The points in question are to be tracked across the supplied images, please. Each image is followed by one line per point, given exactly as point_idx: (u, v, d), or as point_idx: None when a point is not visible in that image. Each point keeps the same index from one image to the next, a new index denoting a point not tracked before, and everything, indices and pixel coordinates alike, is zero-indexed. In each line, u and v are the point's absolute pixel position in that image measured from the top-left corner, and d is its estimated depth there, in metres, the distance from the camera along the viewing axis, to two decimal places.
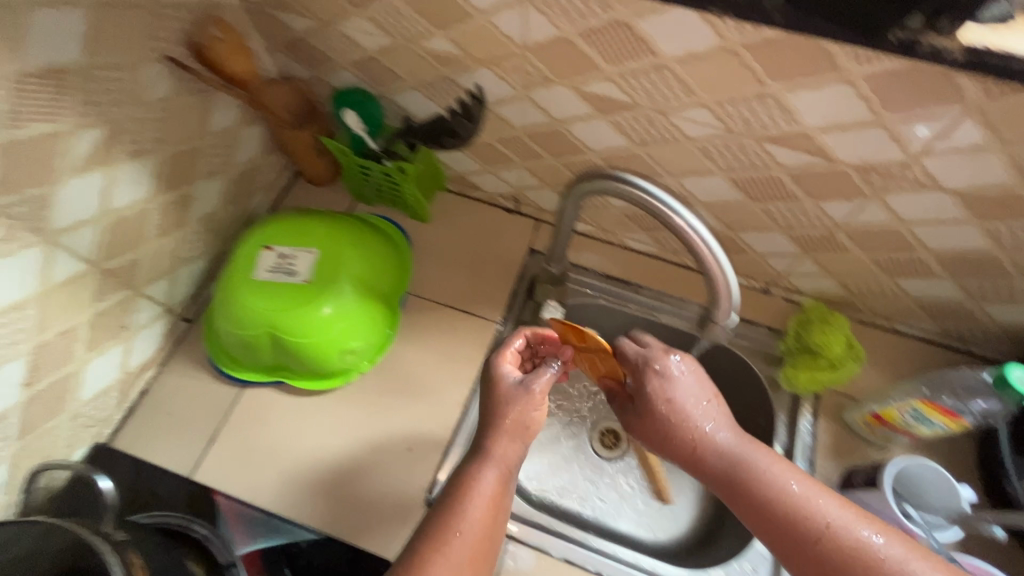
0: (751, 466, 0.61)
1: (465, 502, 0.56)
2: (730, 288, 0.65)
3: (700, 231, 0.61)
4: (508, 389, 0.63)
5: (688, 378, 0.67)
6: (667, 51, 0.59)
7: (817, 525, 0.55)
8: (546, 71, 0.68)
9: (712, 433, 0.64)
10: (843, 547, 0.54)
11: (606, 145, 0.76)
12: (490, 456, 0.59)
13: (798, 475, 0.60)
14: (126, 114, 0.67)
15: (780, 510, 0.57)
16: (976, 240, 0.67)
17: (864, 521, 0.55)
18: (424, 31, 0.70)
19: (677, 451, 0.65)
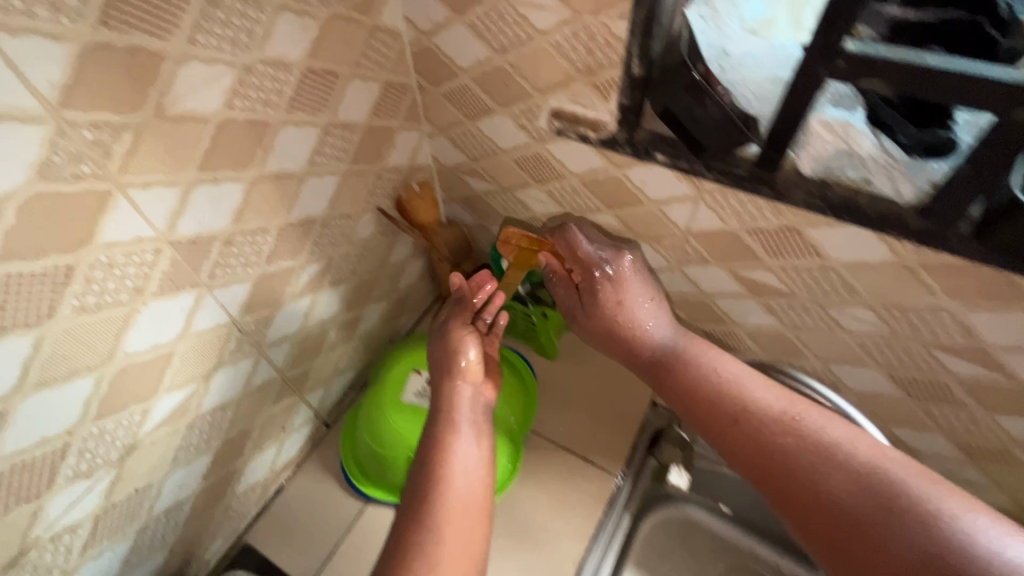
0: (679, 359, 0.72)
1: (444, 454, 0.66)
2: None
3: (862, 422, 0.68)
4: (450, 344, 0.78)
5: (632, 272, 0.77)
6: (836, 257, 0.63)
7: (749, 409, 0.63)
8: (704, 253, 0.74)
9: (653, 332, 0.76)
10: (773, 422, 0.60)
11: (754, 322, 0.79)
12: (449, 416, 0.71)
13: (734, 365, 0.68)
14: (338, 252, 0.80)
15: (717, 394, 0.66)
16: None
17: (796, 408, 0.61)
18: (594, 206, 0.80)
19: (626, 352, 0.78)
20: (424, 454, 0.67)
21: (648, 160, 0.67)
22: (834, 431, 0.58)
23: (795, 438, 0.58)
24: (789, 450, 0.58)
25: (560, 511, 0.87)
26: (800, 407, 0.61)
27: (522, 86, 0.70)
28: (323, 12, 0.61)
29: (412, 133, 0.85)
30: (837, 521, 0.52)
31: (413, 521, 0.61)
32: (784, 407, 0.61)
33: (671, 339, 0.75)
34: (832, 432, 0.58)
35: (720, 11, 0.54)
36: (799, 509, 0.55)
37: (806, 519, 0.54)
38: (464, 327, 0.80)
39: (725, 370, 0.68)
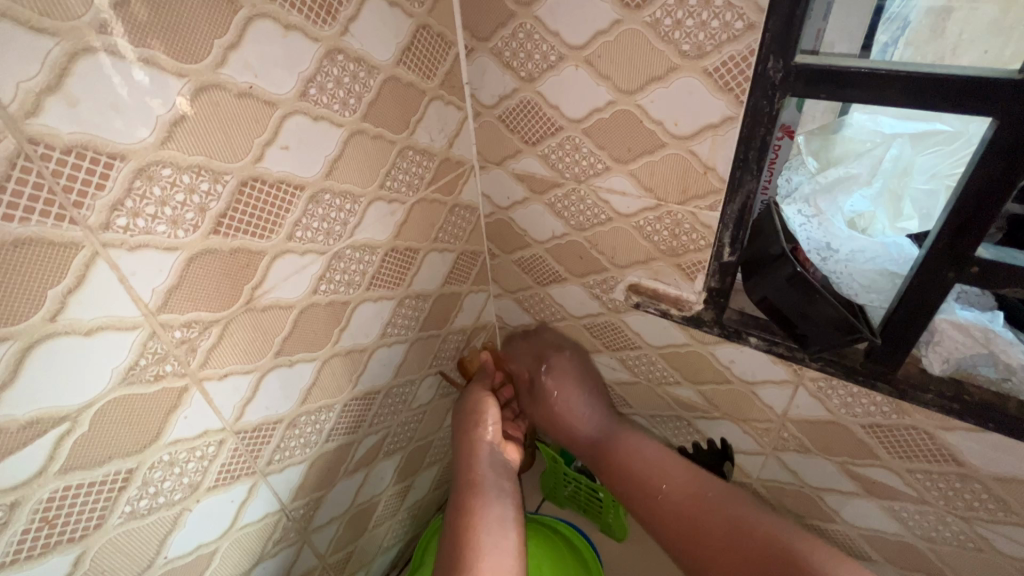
0: (614, 447, 0.75)
1: (480, 537, 0.63)
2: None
3: None
4: (465, 418, 0.75)
5: (569, 364, 0.80)
6: (979, 468, 0.54)
7: (672, 491, 0.68)
8: (805, 442, 0.66)
9: (587, 421, 0.79)
10: (685, 506, 0.66)
11: (872, 526, 0.67)
12: (470, 488, 0.69)
13: (642, 441, 0.74)
14: (398, 419, 0.75)
15: (634, 474, 0.71)
16: None
17: (700, 482, 0.67)
18: (672, 378, 0.74)
19: (568, 435, 0.81)
20: (456, 526, 0.65)
21: (738, 341, 0.62)
22: (739, 506, 0.63)
23: (712, 516, 0.64)
24: (718, 520, 0.63)
25: None
26: (711, 489, 0.66)
27: (598, 260, 0.70)
28: (411, 197, 0.64)
29: (479, 294, 0.84)
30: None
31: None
32: (694, 486, 0.67)
33: (606, 421, 0.78)
34: (735, 504, 0.64)
35: (824, 209, 0.52)
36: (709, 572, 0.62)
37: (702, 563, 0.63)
38: (485, 393, 0.76)
39: (650, 453, 0.72)
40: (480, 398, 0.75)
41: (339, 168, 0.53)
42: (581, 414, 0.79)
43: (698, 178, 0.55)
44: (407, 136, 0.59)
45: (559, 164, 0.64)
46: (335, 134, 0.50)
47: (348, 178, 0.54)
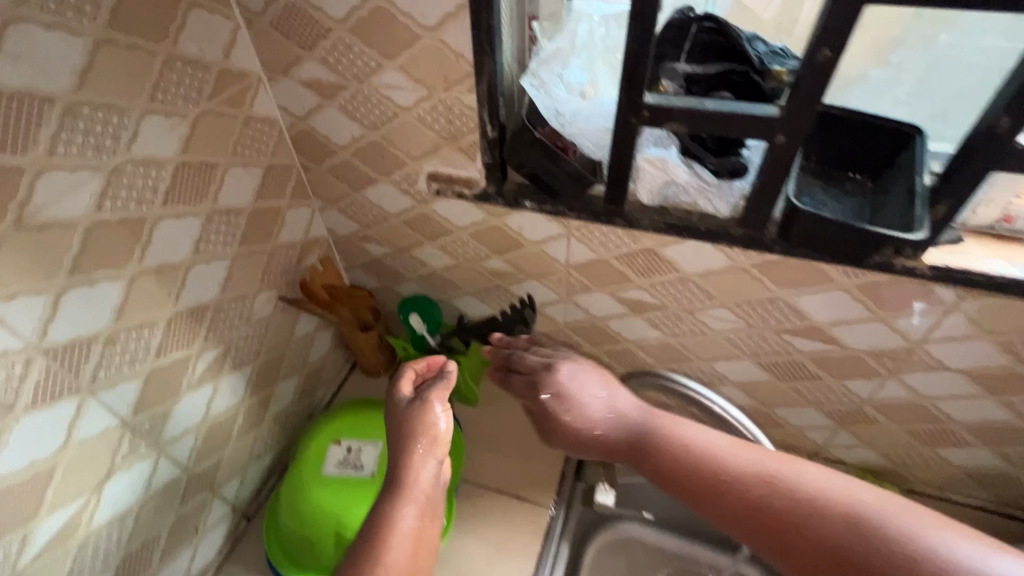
0: (657, 444, 0.65)
1: (392, 531, 0.63)
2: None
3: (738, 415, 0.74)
4: (413, 414, 0.71)
5: (572, 374, 0.76)
6: (688, 268, 0.74)
7: (735, 471, 0.58)
8: (586, 282, 0.83)
9: (611, 425, 0.70)
10: (760, 487, 0.56)
11: (642, 337, 0.88)
12: (409, 489, 0.66)
13: (705, 430, 0.65)
14: (238, 333, 0.79)
15: (695, 460, 0.61)
16: (997, 411, 0.73)
17: (766, 462, 0.58)
18: (484, 253, 0.86)
19: (598, 442, 0.71)
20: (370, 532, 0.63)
21: (519, 206, 0.75)
22: (816, 484, 0.54)
23: (780, 497, 0.55)
24: (778, 516, 0.54)
25: (497, 554, 0.89)
26: (775, 461, 0.58)
27: (397, 156, 0.77)
28: (194, 110, 0.65)
29: (302, 209, 0.88)
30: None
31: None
32: (763, 473, 0.57)
33: (637, 428, 0.68)
34: (817, 484, 0.55)
35: (545, 80, 0.65)
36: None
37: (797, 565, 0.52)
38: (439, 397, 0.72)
39: (703, 435, 0.63)
40: (429, 401, 0.72)
41: (93, 79, 0.53)
42: (607, 425, 0.71)
43: (453, 65, 0.64)
44: (170, 46, 0.59)
45: (338, 67, 0.69)
46: (76, 43, 0.50)
47: (107, 89, 0.54)
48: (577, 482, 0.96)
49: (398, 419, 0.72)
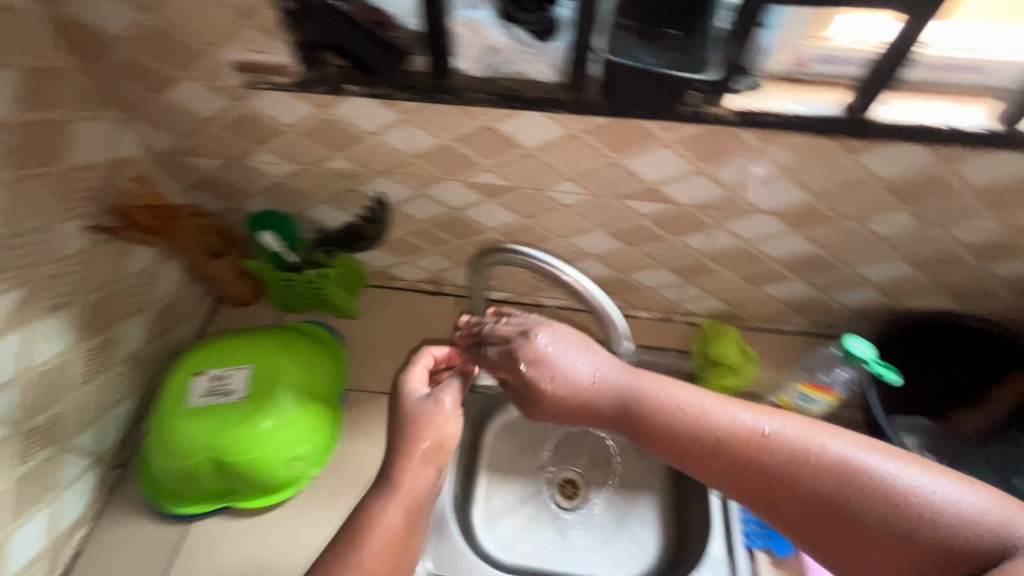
0: (644, 409, 0.60)
1: (369, 536, 0.60)
2: (622, 334, 0.72)
3: (591, 286, 0.70)
4: (420, 410, 0.69)
5: (557, 343, 0.65)
6: (528, 142, 0.74)
7: (728, 439, 0.55)
8: (435, 171, 0.81)
9: (599, 392, 0.63)
10: (748, 451, 0.53)
11: (502, 222, 0.89)
12: (396, 493, 0.63)
13: (685, 389, 0.61)
14: (43, 271, 0.70)
15: (682, 425, 0.58)
16: (803, 245, 0.83)
17: (762, 419, 0.55)
18: (324, 151, 0.81)
19: (580, 413, 0.64)
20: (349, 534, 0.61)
21: (343, 91, 0.69)
22: (819, 443, 0.51)
23: (776, 455, 0.52)
24: (787, 478, 0.51)
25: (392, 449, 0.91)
26: (766, 418, 0.55)
27: (193, 44, 0.68)
28: None
29: (97, 121, 0.76)
30: (833, 539, 0.48)
31: None
32: (756, 437, 0.54)
33: (620, 394, 0.62)
34: (820, 444, 0.51)
35: None
36: (815, 544, 0.49)
37: (800, 526, 0.50)
38: (444, 389, 0.71)
39: (687, 396, 0.60)
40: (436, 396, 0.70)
41: None
42: (588, 391, 0.63)
43: None
44: None
45: None
46: None
47: None
48: (461, 373, 1.00)
49: (401, 413, 0.70)
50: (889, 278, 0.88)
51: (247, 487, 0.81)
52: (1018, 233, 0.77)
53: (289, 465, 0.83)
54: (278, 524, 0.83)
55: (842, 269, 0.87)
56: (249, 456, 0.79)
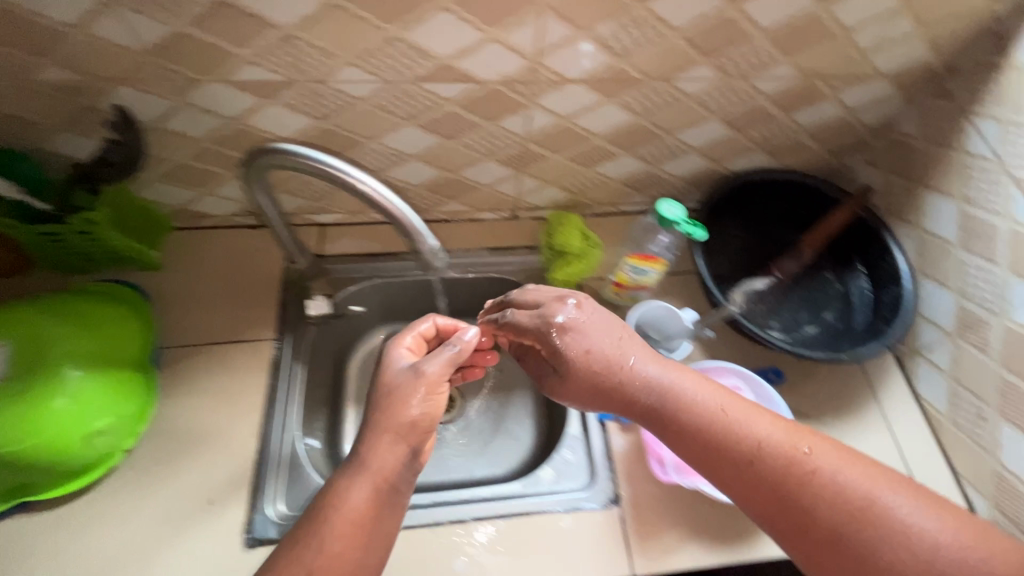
0: (684, 407, 0.58)
1: (327, 521, 0.58)
2: (431, 244, 0.64)
3: (373, 185, 0.60)
4: (398, 381, 0.65)
5: (591, 319, 0.64)
6: (281, 20, 0.63)
7: (768, 448, 0.55)
8: (185, 71, 0.68)
9: (640, 381, 0.60)
10: (787, 468, 0.53)
11: (296, 129, 0.77)
12: (366, 470, 0.60)
13: (721, 392, 0.59)
14: None
15: (716, 428, 0.56)
16: (621, 115, 0.80)
17: (798, 438, 0.55)
18: (27, 61, 0.66)
19: (618, 397, 0.61)
20: (311, 526, 0.58)
21: None
22: (843, 474, 0.52)
23: (806, 478, 0.52)
24: (813, 503, 0.52)
25: (222, 401, 0.82)
26: (799, 437, 0.55)
27: None
28: None
29: None
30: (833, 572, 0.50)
31: None
32: (790, 450, 0.54)
33: (658, 383, 0.60)
34: (849, 477, 0.52)
35: None
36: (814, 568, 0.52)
37: (802, 545, 0.52)
38: (440, 359, 0.67)
39: (716, 398, 0.58)
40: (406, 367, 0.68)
41: None
42: (631, 381, 0.60)
43: None
44: None
45: None
46: None
47: None
48: (296, 306, 0.91)
49: (382, 382, 0.67)
50: (709, 141, 0.88)
51: (44, 476, 0.70)
52: (810, 77, 0.78)
53: (91, 442, 0.71)
54: (97, 506, 0.73)
55: (665, 138, 0.86)
56: (37, 445, 0.66)
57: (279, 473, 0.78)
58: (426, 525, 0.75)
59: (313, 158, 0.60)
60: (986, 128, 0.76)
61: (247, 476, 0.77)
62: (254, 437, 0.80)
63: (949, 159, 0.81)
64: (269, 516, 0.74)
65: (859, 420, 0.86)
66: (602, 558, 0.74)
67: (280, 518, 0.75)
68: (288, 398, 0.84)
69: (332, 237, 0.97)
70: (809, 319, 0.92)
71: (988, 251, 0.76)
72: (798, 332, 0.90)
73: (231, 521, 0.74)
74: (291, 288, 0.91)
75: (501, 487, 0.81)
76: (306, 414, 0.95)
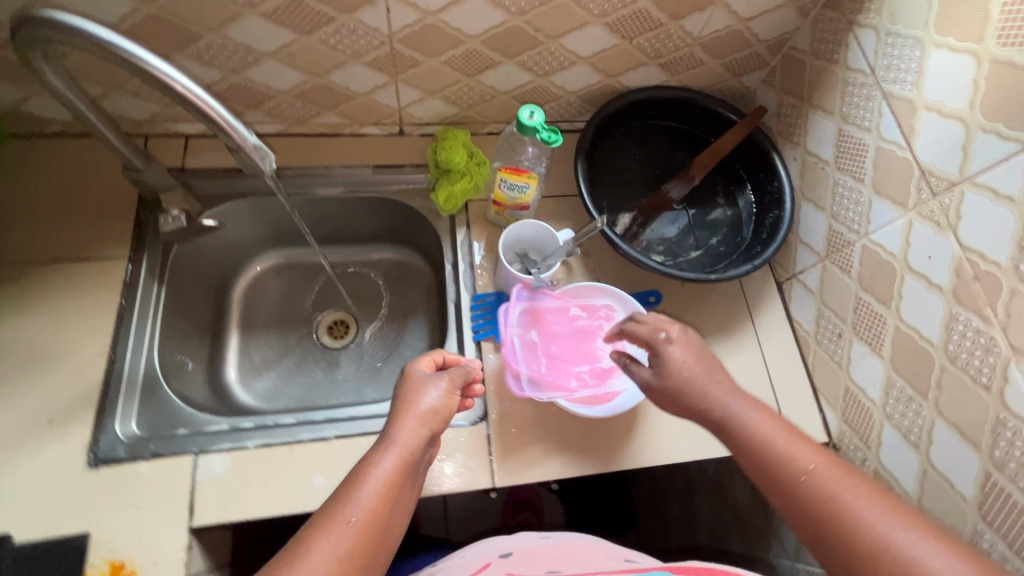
0: (759, 434, 0.61)
1: (364, 481, 0.58)
2: (246, 137, 0.59)
3: (172, 72, 0.54)
4: (419, 383, 0.68)
5: (687, 351, 0.67)
6: None
7: (816, 477, 0.57)
8: None
9: (715, 398, 0.64)
10: (827, 499, 0.55)
11: (118, 14, 0.68)
12: (396, 444, 0.62)
13: (803, 439, 0.61)
14: None
15: (783, 463, 0.59)
16: (492, 13, 0.73)
17: (868, 495, 0.54)
18: None
19: (691, 408, 0.65)
20: (352, 485, 0.58)
21: None
22: (881, 524, 0.52)
23: (853, 520, 0.53)
24: (853, 536, 0.52)
25: (63, 321, 0.76)
26: (861, 493, 0.55)
27: None
28: None
29: None
30: None
31: (296, 540, 0.53)
32: (856, 496, 0.55)
33: (738, 407, 0.63)
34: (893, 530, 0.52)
35: None
36: None
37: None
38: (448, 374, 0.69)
39: (788, 439, 0.60)
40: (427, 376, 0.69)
41: None
42: (719, 400, 0.64)
43: None
44: None
45: None
46: None
47: None
48: (156, 223, 0.84)
49: (406, 386, 0.68)
50: (597, 51, 0.83)
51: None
52: None
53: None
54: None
55: (547, 44, 0.80)
56: None
57: (132, 393, 0.75)
58: (285, 442, 0.74)
59: (77, 27, 0.52)
60: (864, 39, 0.73)
61: (92, 396, 0.73)
62: (102, 356, 0.75)
63: (834, 75, 0.79)
64: (116, 436, 0.72)
65: (731, 342, 0.88)
66: (464, 470, 0.75)
67: (131, 437, 0.73)
68: (144, 314, 0.80)
69: (196, 151, 0.89)
70: (696, 242, 0.91)
71: (857, 169, 0.76)
72: (682, 255, 0.90)
73: (74, 440, 0.70)
74: (143, 206, 0.84)
75: (372, 407, 0.80)
76: (181, 337, 0.90)
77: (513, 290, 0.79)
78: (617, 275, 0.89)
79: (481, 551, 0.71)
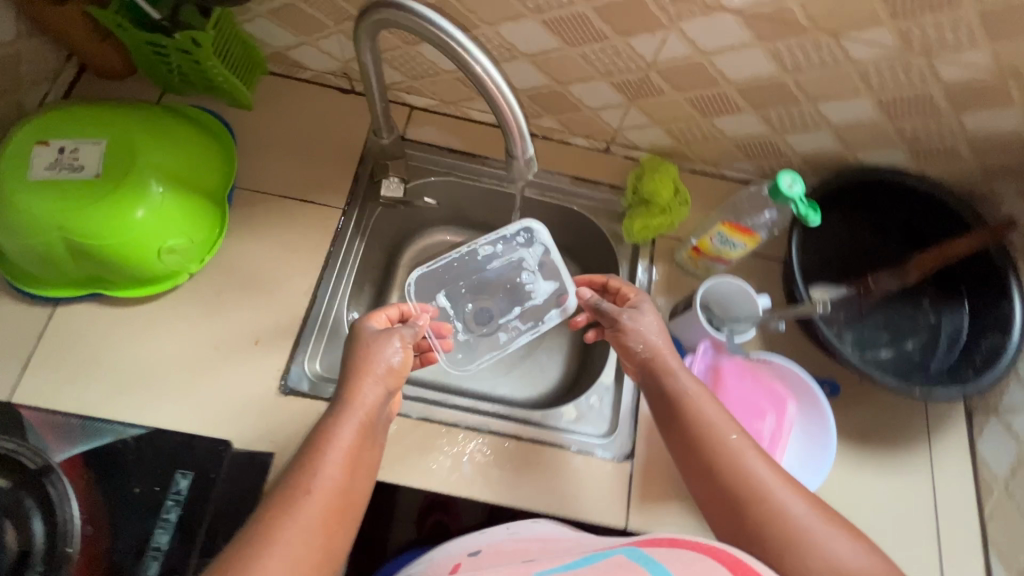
0: (695, 417, 0.66)
1: (325, 449, 0.58)
2: (526, 150, 0.59)
3: (494, 75, 0.53)
4: (366, 346, 0.66)
5: (658, 321, 0.73)
6: None
7: (739, 465, 0.61)
8: None
9: (669, 363, 0.70)
10: (751, 481, 0.60)
11: None
12: (351, 410, 0.61)
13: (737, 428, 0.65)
14: None
15: (711, 446, 0.63)
16: (765, 65, 0.70)
17: (782, 483, 0.60)
18: None
19: (647, 379, 0.71)
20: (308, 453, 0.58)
21: None
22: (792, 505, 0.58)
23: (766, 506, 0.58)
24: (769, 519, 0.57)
25: (280, 253, 0.83)
26: (772, 476, 0.60)
27: None
28: None
29: None
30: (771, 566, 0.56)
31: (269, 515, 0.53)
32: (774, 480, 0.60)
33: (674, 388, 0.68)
34: (776, 483, 0.60)
35: None
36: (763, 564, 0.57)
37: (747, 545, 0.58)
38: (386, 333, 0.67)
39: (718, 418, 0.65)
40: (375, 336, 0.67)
41: None
42: (670, 387, 0.68)
43: None
44: None
45: None
46: None
47: None
48: (370, 183, 0.90)
49: (355, 346, 0.66)
50: (850, 120, 0.77)
51: (115, 275, 0.75)
52: (1002, 73, 0.66)
53: (161, 257, 0.75)
54: (153, 317, 0.78)
55: (803, 105, 0.76)
56: (119, 245, 0.71)
57: (319, 337, 0.82)
58: (445, 423, 0.78)
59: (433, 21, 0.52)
60: None
61: (291, 331, 0.79)
62: (306, 296, 0.82)
63: None
64: (303, 370, 0.78)
65: (900, 457, 0.82)
66: (602, 505, 0.76)
67: (315, 376, 0.79)
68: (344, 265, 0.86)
69: (416, 121, 0.93)
70: (887, 341, 0.85)
71: None
72: (870, 352, 0.84)
73: (270, 364, 0.77)
74: (361, 163, 0.90)
75: (522, 411, 0.83)
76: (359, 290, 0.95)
77: (700, 347, 0.78)
78: (793, 351, 0.85)
79: (456, 552, 0.66)
